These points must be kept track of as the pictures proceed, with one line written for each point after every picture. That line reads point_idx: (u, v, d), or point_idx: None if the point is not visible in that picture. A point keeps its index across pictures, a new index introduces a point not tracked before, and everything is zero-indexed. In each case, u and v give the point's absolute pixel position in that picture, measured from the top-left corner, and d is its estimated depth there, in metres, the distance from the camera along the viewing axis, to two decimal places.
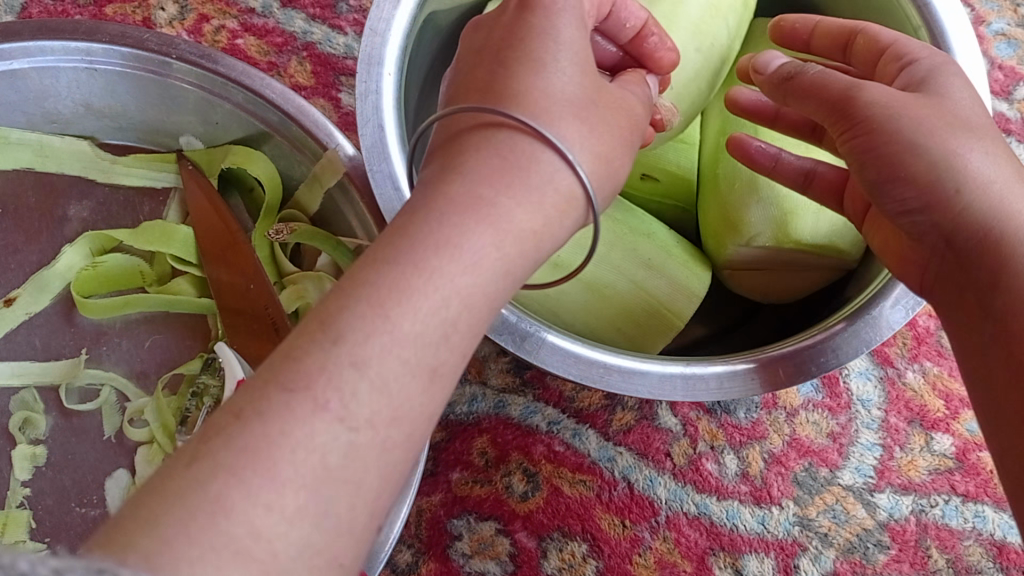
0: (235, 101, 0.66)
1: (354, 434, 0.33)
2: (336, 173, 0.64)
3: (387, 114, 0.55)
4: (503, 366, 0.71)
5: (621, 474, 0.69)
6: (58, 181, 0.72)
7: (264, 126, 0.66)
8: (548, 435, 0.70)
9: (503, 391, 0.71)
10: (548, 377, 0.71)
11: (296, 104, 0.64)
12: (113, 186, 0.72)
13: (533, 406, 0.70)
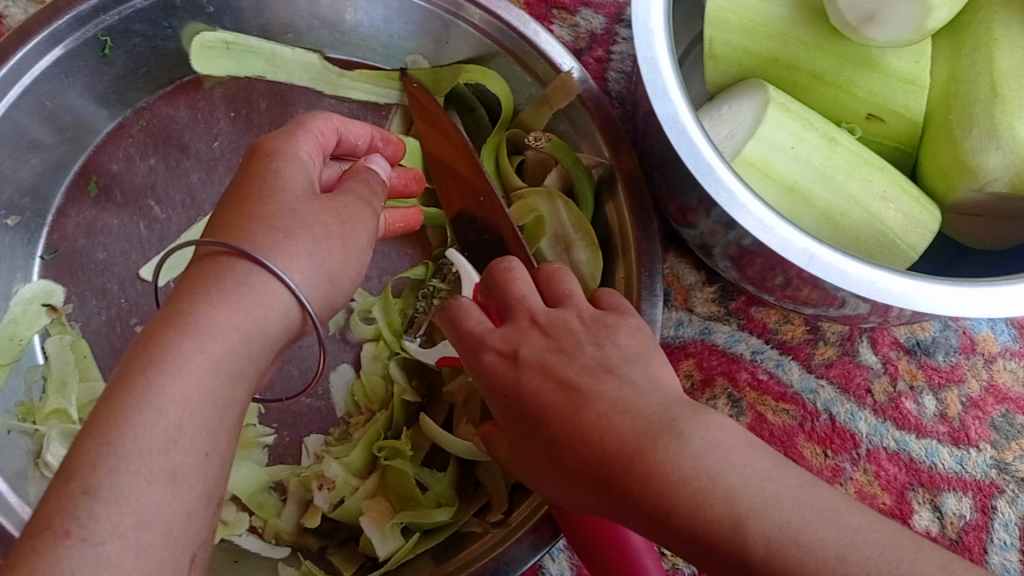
0: (474, 24, 0.66)
1: (100, 546, 0.37)
2: (570, 97, 0.64)
3: (662, 20, 0.54)
4: (709, 295, 0.71)
5: (823, 406, 0.70)
6: (284, 89, 0.72)
7: (498, 48, 0.67)
8: (751, 364, 0.71)
9: (709, 318, 0.71)
10: (753, 308, 0.71)
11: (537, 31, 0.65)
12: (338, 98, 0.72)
13: (737, 335, 0.71)
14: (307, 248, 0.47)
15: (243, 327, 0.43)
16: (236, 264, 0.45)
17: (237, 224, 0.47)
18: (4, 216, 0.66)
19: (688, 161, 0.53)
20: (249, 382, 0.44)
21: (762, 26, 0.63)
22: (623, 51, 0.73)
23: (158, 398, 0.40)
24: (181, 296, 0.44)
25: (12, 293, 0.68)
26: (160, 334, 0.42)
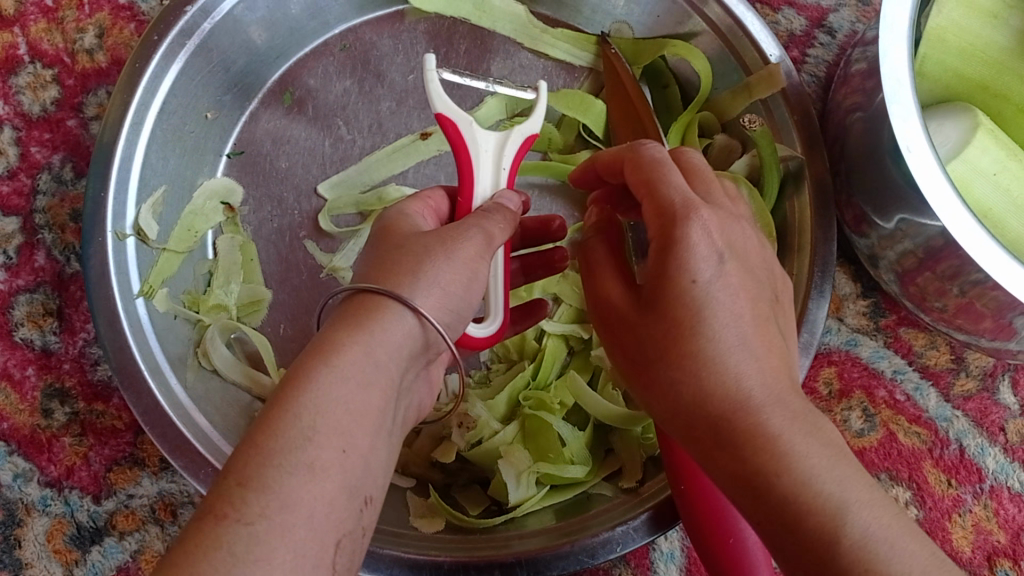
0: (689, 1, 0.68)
1: (251, 527, 0.38)
2: (773, 88, 0.65)
3: (906, 27, 0.56)
4: (861, 308, 0.72)
5: (955, 436, 0.71)
6: (485, 34, 0.75)
7: (706, 27, 0.69)
8: (891, 383, 0.71)
9: (857, 331, 0.72)
10: (903, 328, 0.72)
11: (750, 19, 0.67)
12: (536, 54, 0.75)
13: (881, 351, 0.72)
14: (442, 265, 0.48)
15: (370, 346, 0.45)
16: (371, 296, 0.47)
17: (384, 268, 0.48)
18: (206, 106, 0.69)
19: (912, 167, 0.54)
20: (380, 392, 0.45)
21: (981, 51, 0.64)
22: (819, 56, 0.75)
23: (298, 405, 0.41)
24: (322, 334, 0.45)
25: (194, 185, 0.70)
26: (310, 359, 0.43)
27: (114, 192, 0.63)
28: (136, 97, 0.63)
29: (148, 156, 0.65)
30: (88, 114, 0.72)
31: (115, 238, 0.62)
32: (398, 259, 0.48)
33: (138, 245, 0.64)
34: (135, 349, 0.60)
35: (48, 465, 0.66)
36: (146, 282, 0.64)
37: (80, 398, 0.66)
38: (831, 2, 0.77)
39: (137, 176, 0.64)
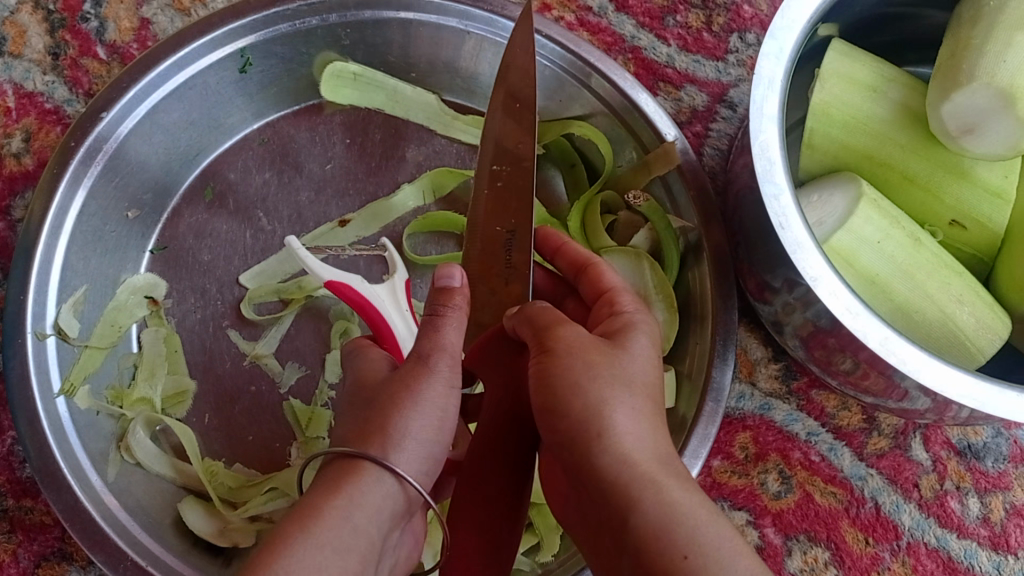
0: (587, 85, 0.71)
1: None
2: (669, 165, 0.69)
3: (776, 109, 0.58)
4: (773, 372, 0.74)
5: (870, 494, 0.72)
6: (398, 123, 0.78)
7: (605, 108, 0.72)
8: (806, 444, 0.73)
9: (770, 395, 0.74)
10: (813, 390, 0.74)
11: (645, 100, 0.70)
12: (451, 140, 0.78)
13: (795, 414, 0.74)
14: (412, 420, 0.52)
15: (349, 512, 0.48)
16: (355, 461, 0.50)
17: (365, 432, 0.52)
18: (126, 206, 0.71)
19: (784, 238, 0.57)
20: (362, 556, 0.47)
21: (863, 123, 0.67)
22: (722, 129, 0.78)
23: (273, 573, 0.44)
24: (306, 505, 0.48)
25: (119, 281, 0.72)
26: (290, 529, 0.46)
27: (34, 294, 0.65)
28: (55, 201, 0.65)
29: (69, 258, 0.67)
30: (16, 216, 0.74)
31: (36, 339, 0.64)
32: (375, 417, 0.52)
33: (58, 344, 0.66)
34: (56, 450, 0.62)
35: None
36: (68, 380, 0.65)
37: (9, 495, 0.68)
38: (730, 78, 0.80)
39: (58, 278, 0.66)
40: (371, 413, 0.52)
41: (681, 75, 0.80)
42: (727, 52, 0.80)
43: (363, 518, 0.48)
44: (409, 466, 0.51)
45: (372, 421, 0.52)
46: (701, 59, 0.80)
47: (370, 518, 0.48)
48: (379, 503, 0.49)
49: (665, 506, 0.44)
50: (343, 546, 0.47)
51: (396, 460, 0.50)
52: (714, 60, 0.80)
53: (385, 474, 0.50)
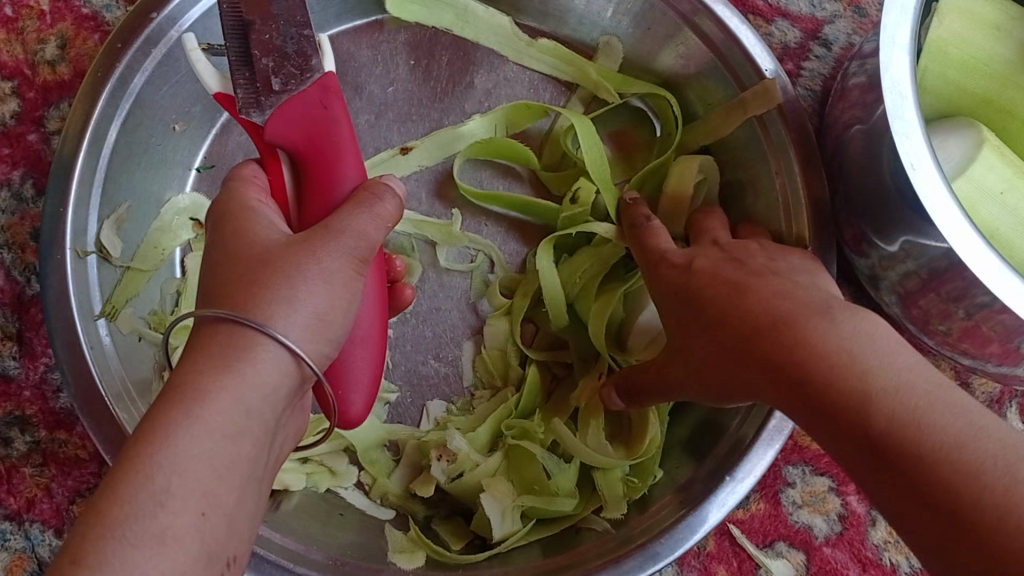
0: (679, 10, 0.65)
1: None
2: (768, 104, 0.63)
3: (908, 37, 0.53)
4: None
5: None
6: (467, 45, 0.72)
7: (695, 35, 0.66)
8: None
9: None
10: None
11: (745, 33, 0.64)
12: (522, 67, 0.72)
13: None
14: (316, 292, 0.48)
15: (240, 394, 0.45)
16: (222, 328, 0.47)
17: (230, 286, 0.48)
18: (174, 118, 0.66)
19: (914, 178, 0.52)
20: (251, 437, 0.46)
21: (984, 63, 0.61)
22: (814, 69, 0.73)
23: (152, 467, 0.42)
24: (175, 383, 0.46)
25: (163, 199, 0.66)
26: (173, 410, 0.44)
27: (74, 207, 0.59)
28: (98, 107, 0.59)
29: (112, 169, 0.61)
30: (50, 128, 0.68)
31: (75, 256, 0.59)
32: (258, 274, 0.48)
33: (99, 262, 0.60)
34: (97, 374, 0.57)
35: (8, 498, 0.62)
36: (109, 301, 0.61)
37: (42, 426, 0.63)
38: (825, 14, 0.75)
39: (99, 191, 0.60)
40: (255, 267, 0.48)
41: (772, 8, 0.74)
42: None
43: (255, 399, 0.46)
44: (316, 347, 0.48)
45: (244, 281, 0.48)
46: None
47: (262, 395, 0.46)
48: (273, 379, 0.47)
49: (949, 423, 0.39)
50: (235, 435, 0.45)
51: (284, 330, 0.47)
52: None
53: (277, 347, 0.47)
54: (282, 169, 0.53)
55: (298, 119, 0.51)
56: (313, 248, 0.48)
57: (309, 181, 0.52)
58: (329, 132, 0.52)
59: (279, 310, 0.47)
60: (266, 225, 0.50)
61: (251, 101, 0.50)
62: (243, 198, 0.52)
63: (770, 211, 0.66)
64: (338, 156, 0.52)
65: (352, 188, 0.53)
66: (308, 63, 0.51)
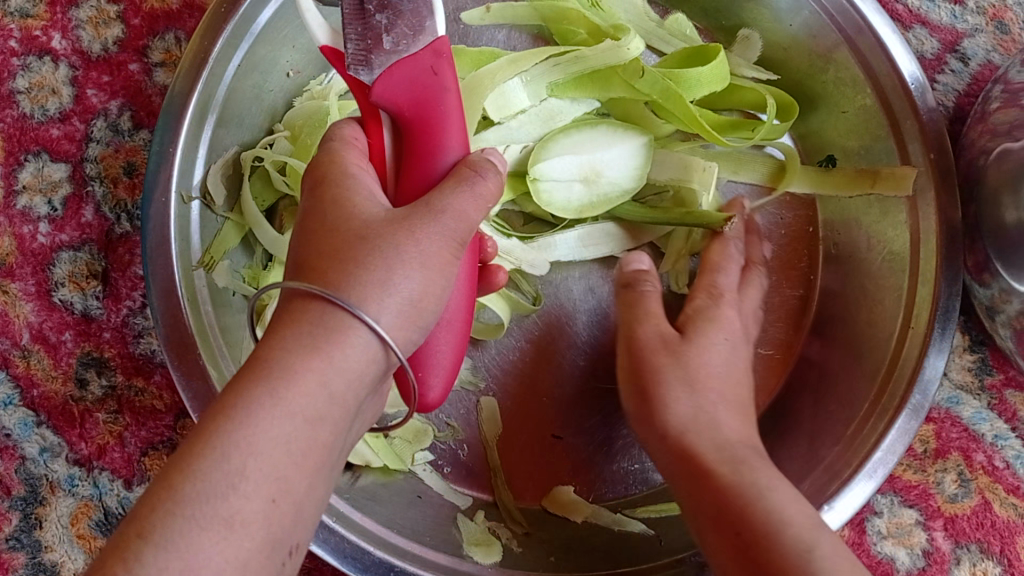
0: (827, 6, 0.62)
1: None
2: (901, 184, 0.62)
3: None
4: (965, 364, 0.66)
5: None
6: None
7: (839, 34, 0.63)
8: (990, 447, 0.65)
9: (960, 388, 0.65)
10: (1009, 390, 0.65)
11: (892, 39, 0.61)
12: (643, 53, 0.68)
13: (984, 413, 0.65)
14: (414, 274, 0.40)
15: (325, 378, 0.38)
16: (312, 304, 0.40)
17: (321, 260, 0.41)
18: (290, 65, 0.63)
19: None
20: (331, 424, 0.39)
21: None
22: (948, 83, 0.71)
23: (225, 445, 0.36)
24: (258, 352, 0.39)
25: None
26: (255, 386, 0.38)
27: (183, 147, 0.56)
28: (217, 44, 0.56)
29: (224, 112, 0.58)
30: (153, 59, 0.65)
31: (179, 200, 0.56)
32: (349, 243, 0.41)
33: (202, 210, 0.58)
34: (193, 327, 0.55)
35: (78, 443, 0.60)
36: (207, 250, 0.58)
37: (119, 371, 0.61)
38: (967, 26, 0.72)
39: (209, 134, 0.57)
40: (344, 236, 0.41)
41: (913, 14, 0.72)
42: None
43: (343, 384, 0.39)
44: (406, 334, 0.41)
45: (335, 257, 0.41)
46: None
47: (348, 382, 0.39)
48: (365, 369, 0.40)
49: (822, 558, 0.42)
50: (318, 418, 0.38)
51: (377, 315, 0.40)
52: (951, 2, 0.72)
53: (369, 333, 0.39)
54: (382, 136, 0.46)
55: (410, 80, 0.44)
56: (413, 226, 0.41)
57: (411, 150, 0.45)
58: (438, 99, 0.45)
59: (375, 289, 0.40)
60: (365, 195, 0.43)
61: (361, 59, 0.44)
62: (340, 161, 0.45)
63: (897, 230, 0.63)
64: (444, 128, 0.45)
65: (456, 162, 0.45)
66: (422, 23, 0.45)
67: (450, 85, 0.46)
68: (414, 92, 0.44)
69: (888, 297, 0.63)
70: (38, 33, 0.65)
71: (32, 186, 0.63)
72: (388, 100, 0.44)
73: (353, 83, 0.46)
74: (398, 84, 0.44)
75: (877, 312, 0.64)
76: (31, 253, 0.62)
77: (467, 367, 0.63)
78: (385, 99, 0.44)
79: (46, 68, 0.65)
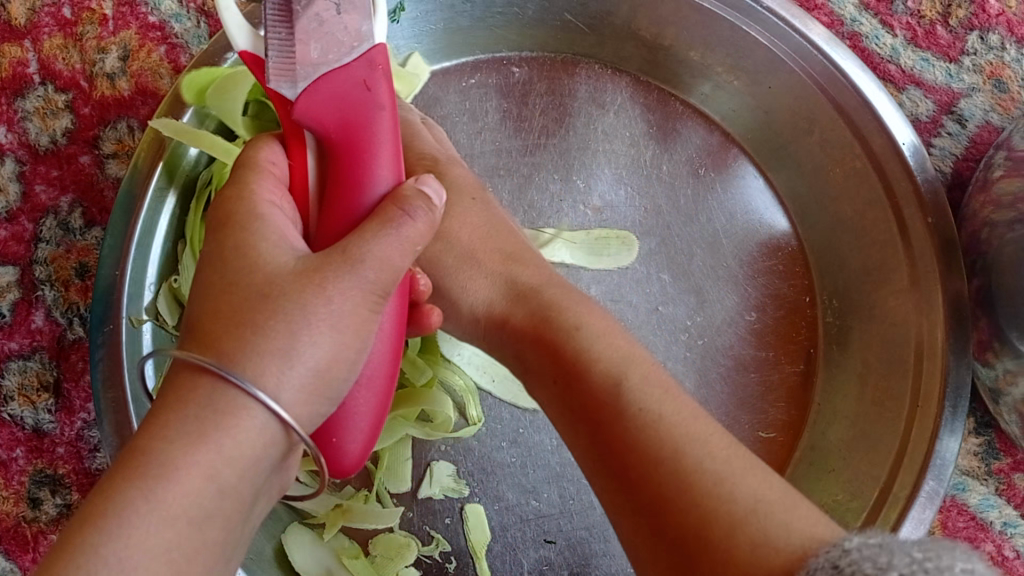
0: (810, 70, 0.57)
1: None
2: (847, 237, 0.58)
3: None
4: (972, 447, 0.63)
5: None
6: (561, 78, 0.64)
7: (831, 107, 0.58)
8: (999, 536, 0.62)
9: (966, 474, 0.63)
10: (1017, 475, 0.63)
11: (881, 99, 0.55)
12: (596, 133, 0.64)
13: (991, 499, 0.63)
14: (318, 341, 0.36)
15: (214, 471, 0.34)
16: (202, 380, 0.35)
17: (216, 314, 0.37)
18: None
19: None
20: (222, 520, 0.36)
21: None
22: (946, 147, 0.68)
23: (94, 558, 0.32)
24: (137, 442, 0.35)
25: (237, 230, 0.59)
26: (129, 479, 0.34)
27: (131, 268, 0.53)
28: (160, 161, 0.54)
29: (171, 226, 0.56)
30: (104, 151, 0.62)
31: (131, 325, 0.53)
32: (248, 306, 0.36)
33: (155, 332, 0.55)
34: None
35: (33, 567, 0.57)
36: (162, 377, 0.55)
37: (74, 489, 0.57)
38: (963, 86, 0.68)
39: (156, 251, 0.55)
40: (245, 296, 0.37)
41: (906, 74, 0.69)
42: (962, 53, 0.69)
43: (235, 475, 0.35)
44: (310, 409, 0.37)
45: (230, 322, 0.36)
46: (931, 57, 0.69)
47: (242, 471, 0.36)
48: (263, 452, 0.36)
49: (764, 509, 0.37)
50: (204, 516, 0.35)
51: (276, 392, 0.36)
52: (946, 60, 0.69)
53: (266, 413, 0.35)
54: (306, 160, 0.43)
55: (336, 94, 0.41)
56: (323, 281, 0.37)
57: (336, 176, 0.41)
58: (367, 119, 0.41)
59: (275, 360, 0.36)
60: (274, 240, 0.39)
61: (284, 70, 0.41)
62: (251, 195, 0.41)
63: (896, 297, 0.56)
64: (374, 151, 0.41)
65: (386, 191, 0.41)
66: (358, 30, 0.42)
67: (387, 103, 0.42)
68: (340, 103, 0.41)
69: None
70: None
71: None
72: (312, 114, 0.41)
73: (275, 99, 0.42)
74: (322, 97, 0.41)
75: (884, 387, 0.56)
76: None
77: (448, 473, 0.59)
78: (308, 114, 0.41)
79: None
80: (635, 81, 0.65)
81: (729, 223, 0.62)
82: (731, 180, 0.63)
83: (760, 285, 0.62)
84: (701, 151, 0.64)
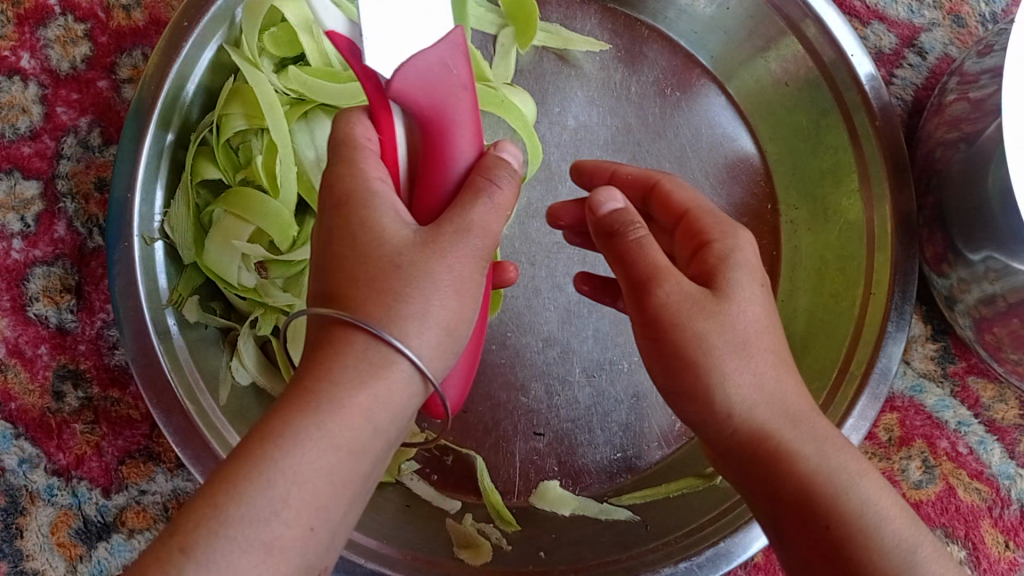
0: None
1: None
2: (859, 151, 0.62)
3: None
4: (929, 352, 0.68)
5: (1017, 496, 0.66)
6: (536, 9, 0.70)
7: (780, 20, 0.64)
8: (954, 434, 0.67)
9: (923, 376, 0.67)
10: (971, 377, 0.67)
11: (831, 15, 0.61)
12: (563, 60, 0.69)
13: (947, 400, 0.67)
14: (436, 294, 0.39)
15: (372, 411, 0.38)
16: (351, 334, 0.38)
17: (352, 283, 0.39)
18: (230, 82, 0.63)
19: None
20: (373, 456, 0.39)
21: None
22: (907, 77, 0.72)
23: (271, 471, 0.35)
24: (302, 379, 0.38)
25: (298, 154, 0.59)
26: (302, 413, 0.37)
27: (140, 193, 0.56)
28: (166, 84, 0.56)
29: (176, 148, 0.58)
30: (121, 76, 0.66)
31: (143, 243, 0.56)
32: (369, 281, 0.39)
33: (165, 252, 0.57)
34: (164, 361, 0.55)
35: (57, 453, 0.61)
36: (175, 289, 0.57)
37: (95, 383, 0.62)
38: (923, 21, 0.73)
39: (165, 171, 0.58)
40: (372, 272, 0.39)
41: (870, 10, 0.73)
42: None
43: (387, 417, 0.38)
44: (441, 361, 0.40)
45: (369, 286, 0.39)
46: None
47: (391, 415, 0.39)
48: (408, 397, 0.39)
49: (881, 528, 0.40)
50: (360, 448, 0.38)
51: (418, 346, 0.39)
52: None
53: (408, 365, 0.38)
54: (391, 127, 0.45)
55: (430, 75, 0.43)
56: (444, 245, 0.40)
57: (426, 151, 0.44)
58: (456, 99, 0.44)
59: (413, 320, 0.39)
60: (392, 216, 0.41)
61: (375, 57, 0.43)
62: (362, 173, 0.42)
63: (850, 200, 0.64)
64: (451, 133, 0.44)
65: (468, 166, 0.45)
66: None
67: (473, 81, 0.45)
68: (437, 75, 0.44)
69: (846, 271, 0.64)
70: (8, 54, 0.66)
71: (5, 203, 0.64)
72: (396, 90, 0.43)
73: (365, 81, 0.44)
74: (429, 79, 0.43)
75: (840, 283, 0.64)
76: (4, 269, 0.63)
77: None
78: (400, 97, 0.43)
79: (16, 87, 0.66)
80: (602, 9, 0.70)
81: (694, 137, 0.70)
82: (695, 99, 0.70)
83: (725, 195, 0.69)
84: (667, 72, 0.70)
